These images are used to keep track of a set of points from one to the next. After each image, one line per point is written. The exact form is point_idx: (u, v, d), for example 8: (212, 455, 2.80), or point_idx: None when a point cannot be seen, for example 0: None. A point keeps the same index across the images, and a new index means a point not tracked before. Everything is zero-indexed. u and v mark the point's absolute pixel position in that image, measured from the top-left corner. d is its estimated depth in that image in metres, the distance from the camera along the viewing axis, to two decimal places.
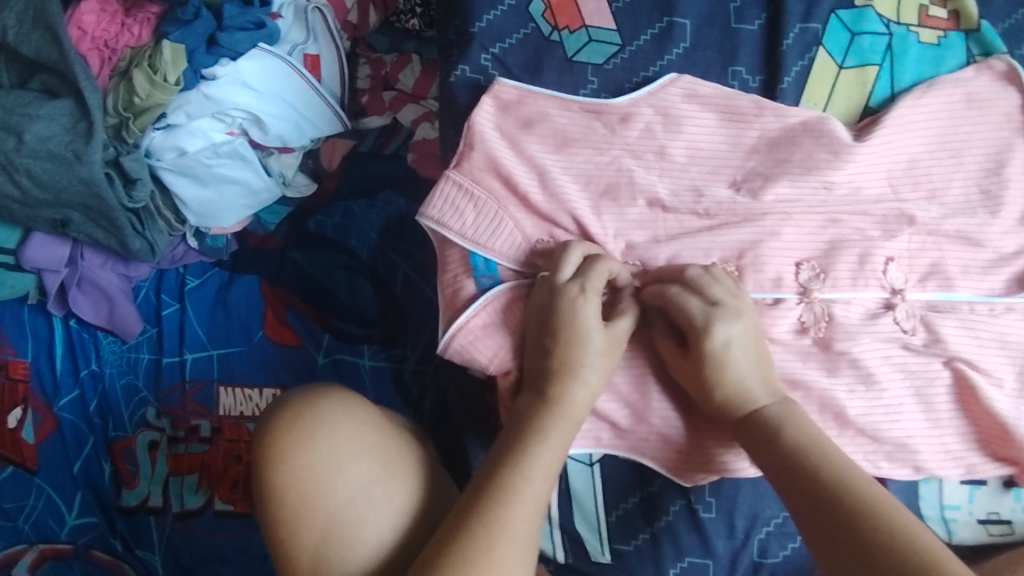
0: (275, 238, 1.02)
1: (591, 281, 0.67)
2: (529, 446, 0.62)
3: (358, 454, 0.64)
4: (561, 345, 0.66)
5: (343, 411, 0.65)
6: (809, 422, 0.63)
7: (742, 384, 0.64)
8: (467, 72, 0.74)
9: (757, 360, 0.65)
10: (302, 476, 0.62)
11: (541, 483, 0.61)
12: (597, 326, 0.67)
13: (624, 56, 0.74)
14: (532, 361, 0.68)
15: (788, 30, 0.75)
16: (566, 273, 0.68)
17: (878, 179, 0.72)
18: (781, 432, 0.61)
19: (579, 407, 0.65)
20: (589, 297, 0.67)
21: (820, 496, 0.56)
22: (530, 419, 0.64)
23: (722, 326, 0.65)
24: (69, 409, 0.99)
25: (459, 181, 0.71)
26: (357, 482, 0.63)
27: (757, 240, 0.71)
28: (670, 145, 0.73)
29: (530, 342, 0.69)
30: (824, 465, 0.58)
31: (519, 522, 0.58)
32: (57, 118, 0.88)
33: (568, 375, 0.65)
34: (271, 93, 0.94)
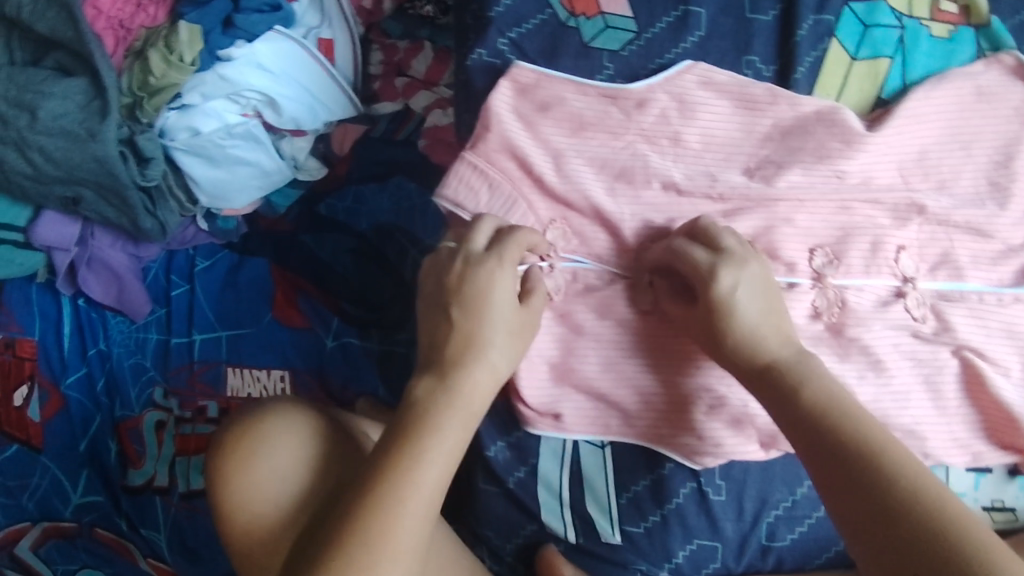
0: (286, 221, 1.02)
1: (506, 251, 0.64)
2: (427, 437, 0.58)
3: (296, 467, 0.66)
4: (466, 319, 0.63)
5: (283, 427, 0.67)
6: (829, 376, 0.62)
7: (753, 331, 0.63)
8: (484, 56, 0.75)
9: (774, 310, 0.65)
10: (244, 496, 0.65)
11: (444, 461, 0.58)
12: (508, 299, 0.64)
13: (639, 43, 0.75)
14: (431, 335, 0.64)
15: (802, 22, 0.75)
16: (480, 243, 0.66)
17: (889, 170, 0.73)
18: (800, 390, 0.60)
19: (480, 395, 0.62)
20: (505, 268, 0.64)
21: (836, 457, 0.56)
22: (428, 400, 0.60)
23: (728, 272, 0.64)
24: (76, 387, 0.99)
25: (474, 162, 0.71)
26: (297, 495, 0.65)
27: (770, 226, 0.72)
28: (685, 131, 0.73)
29: (430, 309, 0.65)
30: (837, 422, 0.58)
31: (420, 500, 0.55)
32: (71, 96, 0.88)
33: (472, 355, 0.62)
34: (286, 75, 0.94)
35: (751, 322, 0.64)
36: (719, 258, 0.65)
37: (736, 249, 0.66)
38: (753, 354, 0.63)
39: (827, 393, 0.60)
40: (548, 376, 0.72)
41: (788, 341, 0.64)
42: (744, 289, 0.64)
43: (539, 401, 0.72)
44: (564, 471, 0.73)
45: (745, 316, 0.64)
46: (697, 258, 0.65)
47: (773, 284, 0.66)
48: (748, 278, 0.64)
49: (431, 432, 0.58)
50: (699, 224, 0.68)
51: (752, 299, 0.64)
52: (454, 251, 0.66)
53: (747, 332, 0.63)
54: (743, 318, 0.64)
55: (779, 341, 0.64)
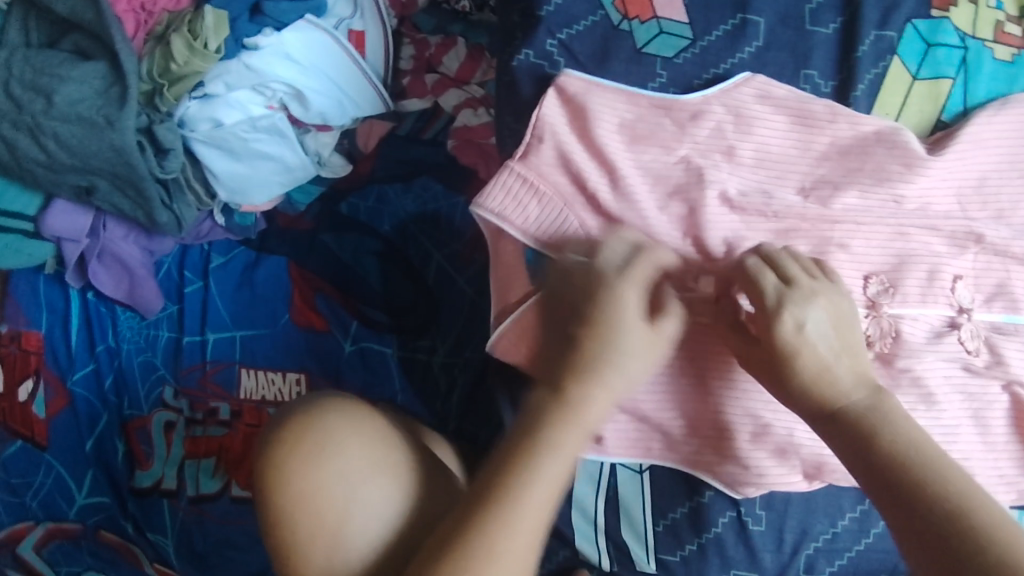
0: (306, 218, 0.98)
1: (635, 269, 0.61)
2: (536, 463, 0.55)
3: (368, 476, 0.62)
4: (593, 340, 0.59)
5: (333, 428, 0.63)
6: (906, 419, 0.57)
7: (826, 370, 0.58)
8: (531, 57, 0.71)
9: (846, 344, 0.59)
10: (308, 505, 0.60)
11: (550, 493, 0.55)
12: (639, 319, 0.60)
13: (694, 51, 0.71)
14: (554, 345, 0.62)
15: (864, 36, 0.72)
16: (610, 259, 0.62)
17: (947, 196, 0.71)
18: (877, 435, 0.55)
19: (595, 414, 0.58)
20: (631, 284, 0.61)
21: (917, 510, 0.52)
22: (540, 419, 0.57)
23: (794, 309, 0.58)
24: (82, 384, 0.96)
25: (523, 174, 0.68)
26: (371, 504, 0.61)
27: (825, 252, 0.69)
28: (739, 146, 0.69)
29: (557, 318, 0.63)
30: (919, 470, 0.53)
31: (523, 539, 0.53)
32: (89, 81, 0.85)
33: (597, 375, 0.58)
34: (314, 68, 0.92)
35: (821, 360, 0.58)
36: (786, 288, 0.59)
37: (803, 280, 0.60)
38: (821, 395, 0.58)
39: (907, 438, 0.55)
40: None
41: (862, 380, 0.58)
42: (812, 325, 0.59)
43: None
44: (600, 496, 0.72)
45: (812, 358, 0.58)
46: (765, 284, 0.59)
47: (846, 317, 0.60)
48: (819, 311, 0.59)
49: (540, 457, 0.56)
50: (762, 248, 0.62)
51: (821, 333, 0.59)
52: (584, 264, 0.62)
53: (817, 371, 0.58)
54: (815, 355, 0.58)
55: (853, 380, 0.58)
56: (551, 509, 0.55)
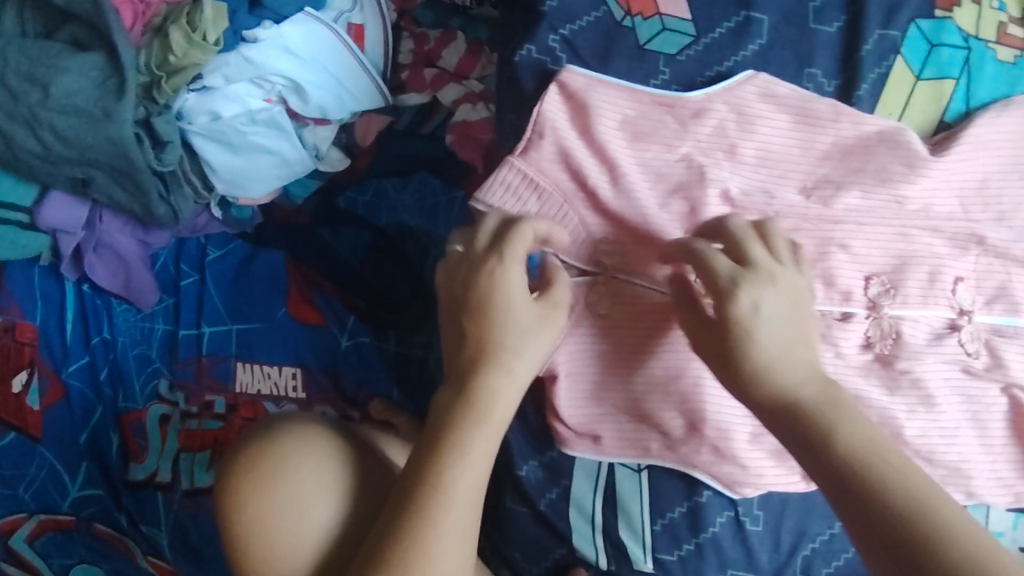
0: (304, 212, 0.98)
1: (511, 247, 0.60)
2: (445, 465, 0.57)
3: (308, 495, 0.64)
4: (480, 323, 0.60)
5: (277, 449, 0.65)
6: (863, 418, 0.53)
7: (778, 359, 0.55)
8: (534, 52, 0.70)
9: (800, 334, 0.57)
10: (260, 534, 0.64)
11: (469, 489, 0.57)
12: (522, 294, 0.60)
13: (698, 48, 0.70)
14: (452, 338, 0.62)
15: (868, 35, 0.72)
16: (484, 241, 0.61)
17: (948, 198, 0.71)
18: (832, 431, 0.52)
19: (506, 402, 0.59)
20: (510, 264, 0.60)
21: (876, 515, 0.48)
22: (449, 417, 0.58)
23: (748, 290, 0.56)
24: (77, 376, 0.96)
25: (524, 170, 0.68)
26: (316, 518, 0.64)
27: (826, 252, 0.69)
28: (741, 144, 0.69)
29: (446, 311, 0.62)
30: (882, 471, 0.49)
31: (446, 539, 0.55)
32: (87, 72, 0.84)
33: (490, 361, 0.59)
34: (314, 61, 0.91)
35: (775, 344, 0.56)
36: (740, 272, 0.57)
37: (764, 264, 0.58)
38: (773, 387, 0.55)
39: (864, 434, 0.52)
40: (586, 394, 0.69)
41: (814, 373, 0.55)
42: (765, 309, 0.56)
43: (576, 420, 0.69)
44: (598, 493, 0.70)
45: (766, 341, 0.55)
46: (718, 267, 0.57)
47: (803, 308, 0.58)
48: (777, 297, 0.57)
49: (449, 456, 0.57)
50: (726, 225, 0.61)
51: (776, 317, 0.56)
52: (466, 250, 0.62)
53: (769, 359, 0.55)
54: (766, 342, 0.55)
55: (806, 372, 0.55)
56: (473, 503, 0.56)
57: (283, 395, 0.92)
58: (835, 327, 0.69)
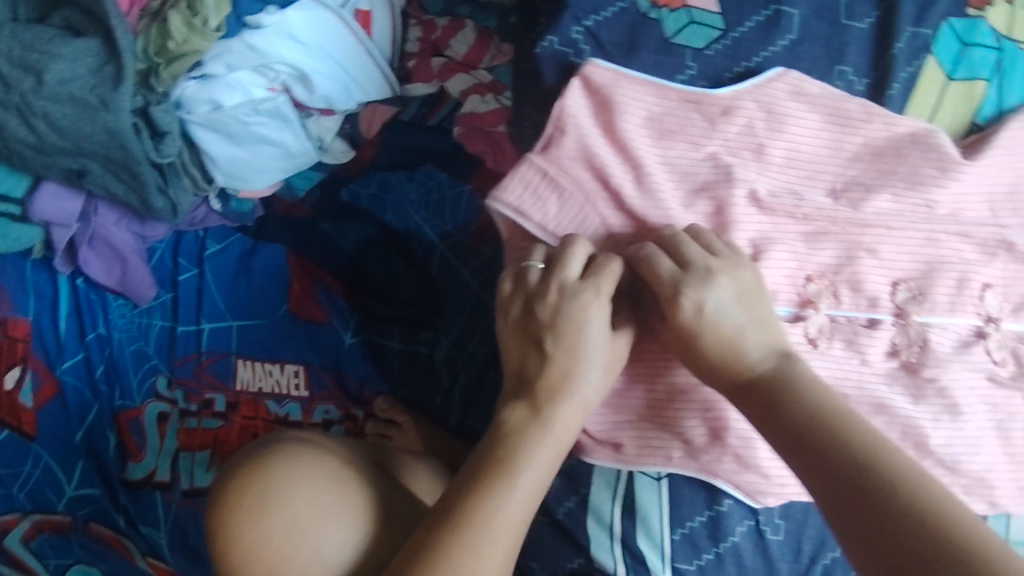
0: (306, 205, 0.94)
1: (603, 283, 0.57)
2: (513, 484, 0.54)
3: (322, 515, 0.60)
4: (561, 352, 0.57)
5: (292, 470, 0.61)
6: (817, 382, 0.54)
7: (734, 339, 0.56)
8: (556, 44, 0.67)
9: (756, 316, 0.57)
10: (262, 554, 0.59)
11: (522, 512, 0.54)
12: (604, 334, 0.58)
13: (726, 42, 0.68)
14: (518, 361, 0.59)
15: (900, 33, 0.69)
16: (574, 271, 0.58)
17: (978, 203, 0.70)
18: (789, 396, 0.53)
19: (568, 434, 0.57)
20: (603, 302, 0.57)
21: (831, 463, 0.49)
22: (508, 437, 0.56)
23: (691, 292, 0.56)
24: (72, 373, 0.93)
25: (544, 167, 0.65)
26: (325, 543, 0.59)
27: (853, 256, 0.67)
28: (770, 144, 0.67)
29: (515, 333, 0.59)
30: (831, 427, 0.51)
31: (492, 557, 0.52)
32: (82, 59, 0.80)
33: (566, 389, 0.57)
34: (319, 49, 0.88)
35: (723, 339, 0.56)
36: (690, 269, 0.57)
37: (701, 262, 0.57)
38: (730, 368, 0.56)
39: (819, 398, 0.53)
40: (609, 405, 0.67)
41: (770, 349, 0.56)
42: (721, 300, 0.56)
43: (597, 429, 0.67)
44: (617, 502, 0.68)
45: (716, 336, 0.56)
46: (662, 271, 0.57)
47: (755, 291, 0.58)
48: (724, 286, 0.57)
49: (516, 476, 0.55)
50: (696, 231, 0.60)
51: (724, 309, 0.56)
52: (543, 278, 0.59)
53: (725, 344, 0.56)
54: (723, 326, 0.56)
55: (761, 352, 0.56)
56: (520, 529, 0.54)
57: (286, 393, 0.90)
58: (862, 333, 0.66)
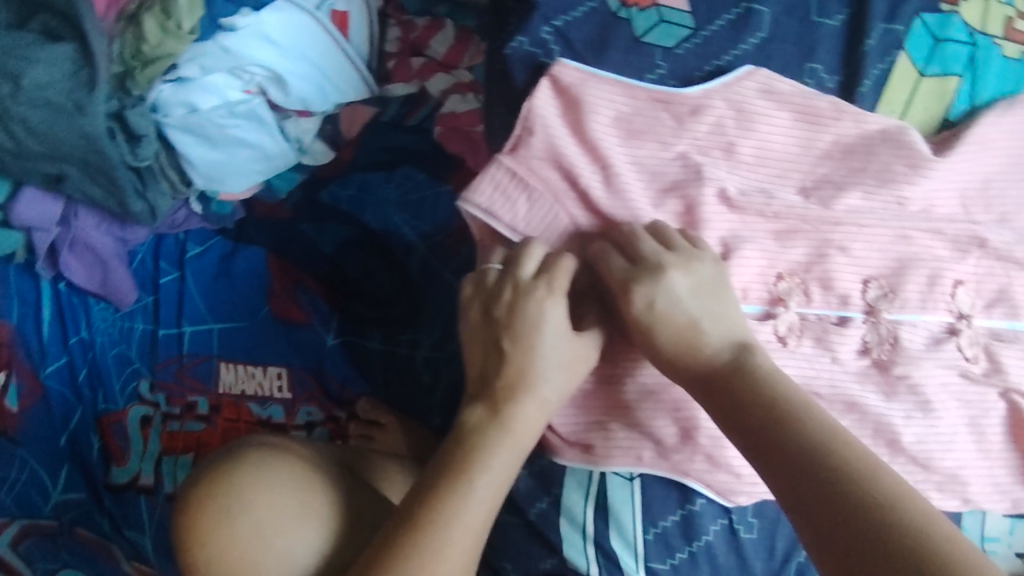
0: (286, 206, 0.95)
1: (557, 279, 0.58)
2: (471, 487, 0.55)
3: (287, 520, 0.60)
4: (519, 351, 0.58)
5: (257, 475, 0.61)
6: (780, 378, 0.54)
7: (689, 336, 0.56)
8: (525, 45, 0.66)
9: (712, 310, 0.57)
10: (227, 559, 0.59)
11: (482, 514, 0.55)
12: (561, 329, 0.58)
13: (696, 41, 0.67)
14: (479, 362, 0.60)
15: (872, 29, 0.69)
16: (528, 269, 0.59)
17: (951, 199, 0.69)
18: (752, 392, 0.53)
19: (529, 433, 0.58)
20: (557, 297, 0.58)
21: (794, 461, 0.49)
22: (468, 440, 0.57)
23: (641, 288, 0.56)
24: (55, 378, 0.93)
25: (513, 168, 0.65)
26: (290, 547, 0.60)
27: (823, 254, 0.67)
28: (740, 143, 0.67)
29: (475, 335, 0.60)
30: (795, 424, 0.50)
31: (453, 560, 0.53)
32: (58, 64, 0.80)
33: (525, 389, 0.57)
34: (295, 50, 0.89)
35: (676, 333, 0.56)
36: (644, 265, 0.57)
37: (655, 257, 0.58)
38: (689, 366, 0.56)
39: (780, 394, 0.53)
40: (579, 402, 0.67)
41: (728, 345, 0.56)
42: (672, 295, 0.56)
43: (566, 429, 0.67)
44: (590, 503, 0.68)
45: (670, 332, 0.56)
46: (612, 268, 0.58)
47: (711, 284, 0.58)
48: (680, 280, 0.57)
49: (475, 478, 0.55)
50: (660, 228, 0.61)
51: (676, 304, 0.56)
52: (499, 276, 0.59)
53: (680, 341, 0.56)
54: (675, 323, 0.56)
55: (717, 346, 0.56)
56: (481, 531, 0.54)
57: (268, 395, 0.90)
58: (832, 332, 0.66)
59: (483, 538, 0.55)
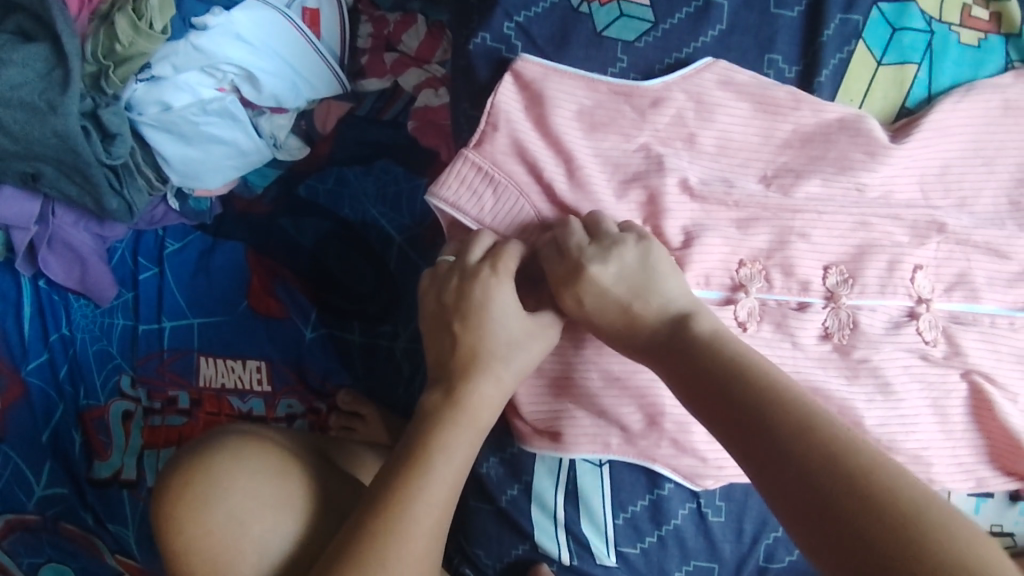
0: (264, 202, 0.96)
1: (502, 261, 0.60)
2: (431, 466, 0.56)
3: (261, 505, 0.61)
4: (471, 332, 0.59)
5: (231, 462, 0.62)
6: (731, 342, 0.54)
7: (626, 319, 0.58)
8: (488, 40, 0.68)
9: (645, 286, 0.58)
10: (204, 547, 0.60)
11: (446, 490, 0.56)
12: (513, 311, 0.60)
13: (657, 34, 0.69)
14: (436, 349, 0.61)
15: (829, 20, 0.71)
16: (476, 255, 0.61)
17: (910, 184, 0.71)
18: (707, 359, 0.53)
19: (487, 412, 0.59)
20: (502, 279, 0.60)
21: (750, 420, 0.48)
22: (429, 422, 0.58)
23: (569, 288, 0.59)
24: (37, 374, 0.94)
25: (479, 163, 0.65)
26: (266, 533, 0.61)
27: (785, 242, 0.68)
28: (700, 133, 0.68)
29: (431, 324, 0.62)
30: (749, 382, 0.50)
31: (420, 538, 0.54)
32: (31, 64, 0.81)
33: (478, 367, 0.59)
34: (266, 48, 0.88)
35: (617, 315, 0.58)
36: (580, 254, 0.59)
37: (583, 251, 0.59)
38: (638, 348, 0.58)
39: (732, 357, 0.53)
40: (548, 388, 0.67)
41: (666, 319, 0.57)
42: (603, 279, 0.58)
43: (535, 418, 0.68)
44: (560, 489, 0.69)
45: (606, 319, 0.58)
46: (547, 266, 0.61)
47: (640, 263, 0.59)
48: (605, 267, 0.58)
49: (435, 458, 0.56)
50: (598, 220, 0.62)
51: (604, 291, 0.58)
52: (451, 266, 0.62)
53: (620, 328, 0.58)
54: (605, 310, 0.58)
55: (655, 320, 0.57)
56: (445, 508, 0.56)
57: (249, 388, 0.91)
58: (792, 317, 0.68)
59: (449, 515, 0.57)
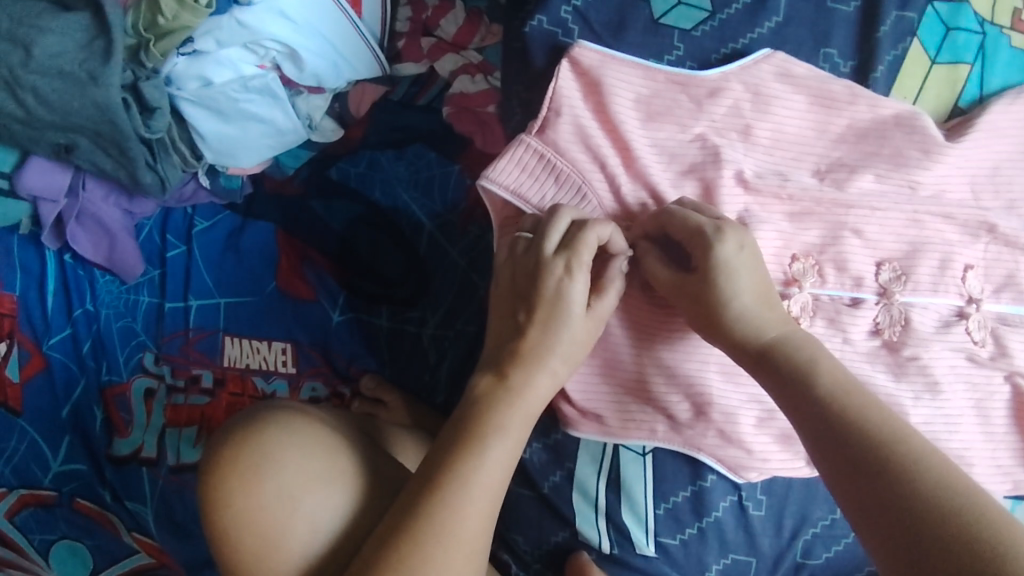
0: (296, 181, 0.95)
1: (578, 257, 0.59)
2: (485, 446, 0.56)
3: (311, 480, 0.62)
4: (535, 325, 0.60)
5: (282, 435, 0.63)
6: (815, 345, 0.57)
7: (756, 293, 0.59)
8: (545, 24, 0.67)
9: (767, 280, 0.60)
10: (254, 520, 0.60)
11: (500, 473, 0.56)
12: (577, 311, 0.59)
13: (714, 24, 0.69)
14: (501, 330, 0.62)
15: (886, 17, 0.70)
16: (552, 243, 0.60)
17: (961, 185, 0.70)
18: (790, 359, 0.56)
19: (538, 400, 0.59)
20: (576, 278, 0.59)
21: (825, 419, 0.52)
22: (482, 403, 0.58)
23: (731, 236, 0.59)
24: (59, 348, 0.92)
25: (540, 150, 0.65)
26: (317, 510, 0.61)
27: (837, 237, 0.68)
28: (756, 126, 0.67)
29: (504, 292, 0.63)
30: (825, 384, 0.54)
31: (473, 517, 0.54)
32: (71, 33, 0.80)
33: (536, 361, 0.59)
34: (309, 26, 0.87)
35: (752, 285, 0.59)
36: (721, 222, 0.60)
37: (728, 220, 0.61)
38: (751, 324, 0.58)
39: (813, 358, 0.56)
40: (594, 373, 0.67)
41: (779, 317, 0.59)
42: (745, 257, 0.59)
43: (581, 403, 0.68)
44: (602, 477, 0.68)
45: (750, 281, 0.59)
46: (696, 222, 0.60)
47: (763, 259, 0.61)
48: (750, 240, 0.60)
49: (489, 439, 0.56)
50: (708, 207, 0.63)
51: (746, 261, 0.59)
52: (528, 247, 0.61)
53: (748, 303, 0.58)
54: (745, 280, 0.59)
55: (768, 312, 0.59)
56: (498, 489, 0.56)
57: (274, 369, 0.90)
58: (845, 313, 0.67)
59: (499, 498, 0.56)
